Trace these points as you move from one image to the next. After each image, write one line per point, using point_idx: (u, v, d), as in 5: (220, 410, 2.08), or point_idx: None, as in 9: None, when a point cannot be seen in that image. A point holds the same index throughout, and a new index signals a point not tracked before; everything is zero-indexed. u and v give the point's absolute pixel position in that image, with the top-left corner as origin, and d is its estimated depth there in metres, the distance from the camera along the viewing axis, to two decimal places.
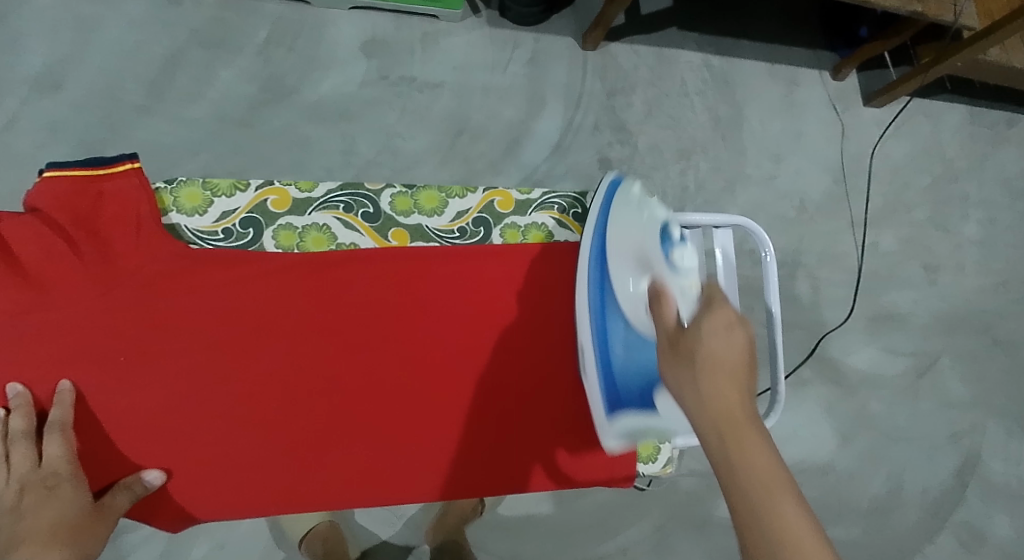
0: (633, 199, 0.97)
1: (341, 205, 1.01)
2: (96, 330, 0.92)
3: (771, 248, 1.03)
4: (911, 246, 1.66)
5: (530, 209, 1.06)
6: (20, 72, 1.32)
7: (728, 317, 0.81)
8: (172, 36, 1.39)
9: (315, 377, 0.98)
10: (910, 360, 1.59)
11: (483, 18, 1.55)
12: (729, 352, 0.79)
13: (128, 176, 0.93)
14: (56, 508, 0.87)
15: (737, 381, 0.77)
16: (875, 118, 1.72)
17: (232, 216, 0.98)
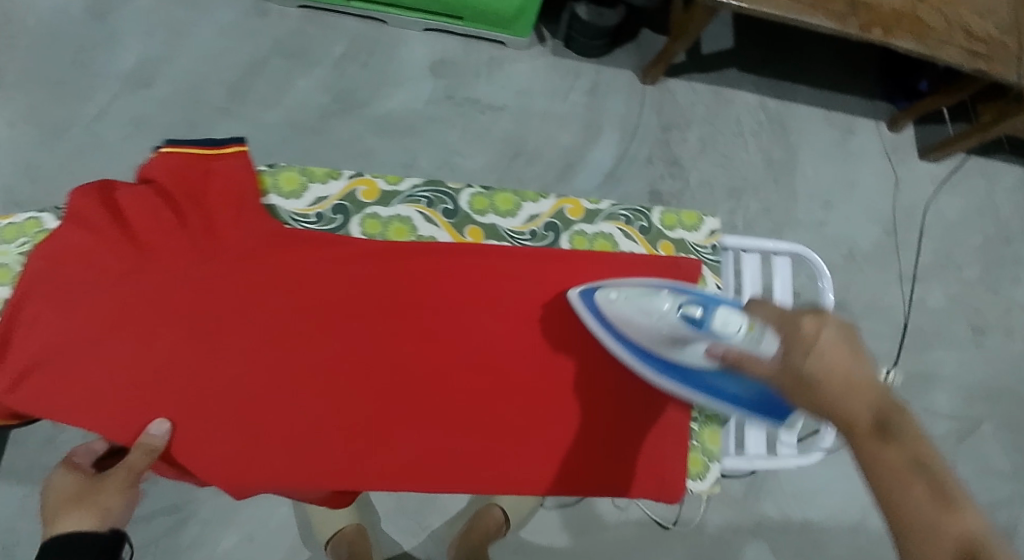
0: (622, 300, 0.93)
1: (424, 200, 0.99)
2: (190, 296, 0.91)
3: (829, 277, 1.02)
4: (958, 304, 1.66)
5: (599, 218, 1.02)
6: (113, 68, 1.39)
7: (815, 321, 0.75)
8: (256, 45, 1.46)
9: (401, 363, 0.95)
10: (951, 423, 1.58)
11: (549, 47, 1.60)
12: (838, 354, 0.73)
13: (235, 157, 0.93)
14: (70, 500, 0.89)
15: (862, 389, 0.70)
16: (930, 173, 1.72)
17: (324, 202, 0.97)
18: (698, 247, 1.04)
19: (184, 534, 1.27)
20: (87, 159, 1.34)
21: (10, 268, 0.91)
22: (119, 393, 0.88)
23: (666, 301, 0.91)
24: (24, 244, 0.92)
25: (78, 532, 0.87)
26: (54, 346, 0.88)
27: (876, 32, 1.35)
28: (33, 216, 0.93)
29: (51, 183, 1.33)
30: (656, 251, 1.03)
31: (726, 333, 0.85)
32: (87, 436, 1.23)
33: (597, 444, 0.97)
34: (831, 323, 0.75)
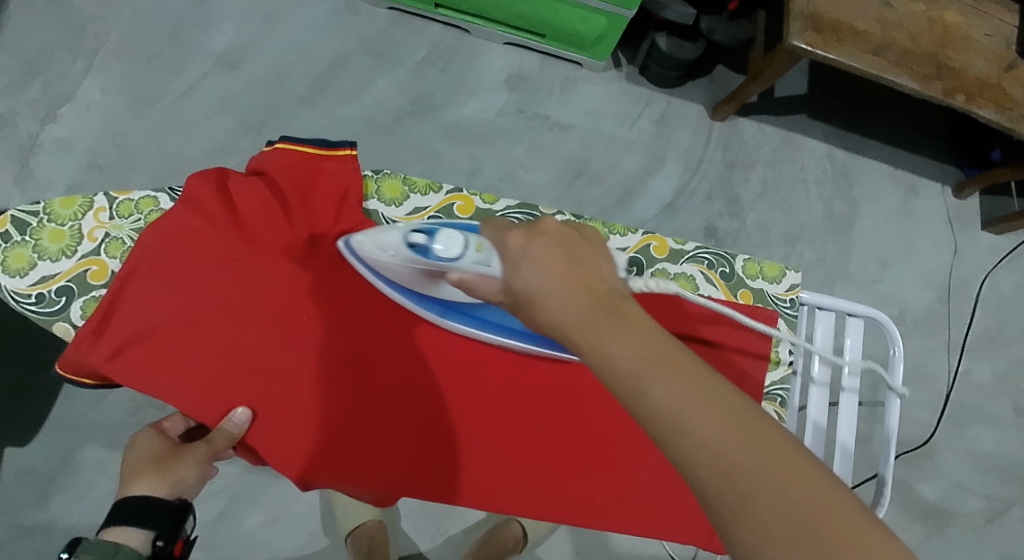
0: (365, 242, 0.88)
1: (516, 222, 1.00)
2: (285, 288, 0.91)
3: (901, 347, 1.00)
4: (1004, 382, 1.63)
5: (682, 258, 1.01)
6: (204, 47, 1.43)
7: (520, 234, 0.72)
8: (343, 40, 1.49)
9: (476, 377, 0.95)
10: (982, 502, 1.55)
11: (623, 73, 1.61)
12: (547, 263, 0.70)
13: (344, 161, 0.95)
14: (150, 465, 0.90)
15: (593, 303, 0.67)
16: (990, 245, 1.70)
17: (422, 213, 0.99)
18: (776, 300, 1.01)
19: (211, 507, 1.29)
20: (168, 132, 1.38)
21: (124, 242, 0.94)
22: (211, 377, 0.88)
23: (394, 234, 0.85)
24: (138, 220, 0.94)
25: (147, 497, 0.87)
26: (153, 324, 0.88)
27: (958, 98, 1.33)
28: (150, 195, 0.96)
29: (133, 151, 1.36)
30: (735, 299, 1.01)
31: (450, 259, 0.80)
32: (134, 399, 1.26)
33: (670, 488, 0.95)
34: (544, 229, 0.73)
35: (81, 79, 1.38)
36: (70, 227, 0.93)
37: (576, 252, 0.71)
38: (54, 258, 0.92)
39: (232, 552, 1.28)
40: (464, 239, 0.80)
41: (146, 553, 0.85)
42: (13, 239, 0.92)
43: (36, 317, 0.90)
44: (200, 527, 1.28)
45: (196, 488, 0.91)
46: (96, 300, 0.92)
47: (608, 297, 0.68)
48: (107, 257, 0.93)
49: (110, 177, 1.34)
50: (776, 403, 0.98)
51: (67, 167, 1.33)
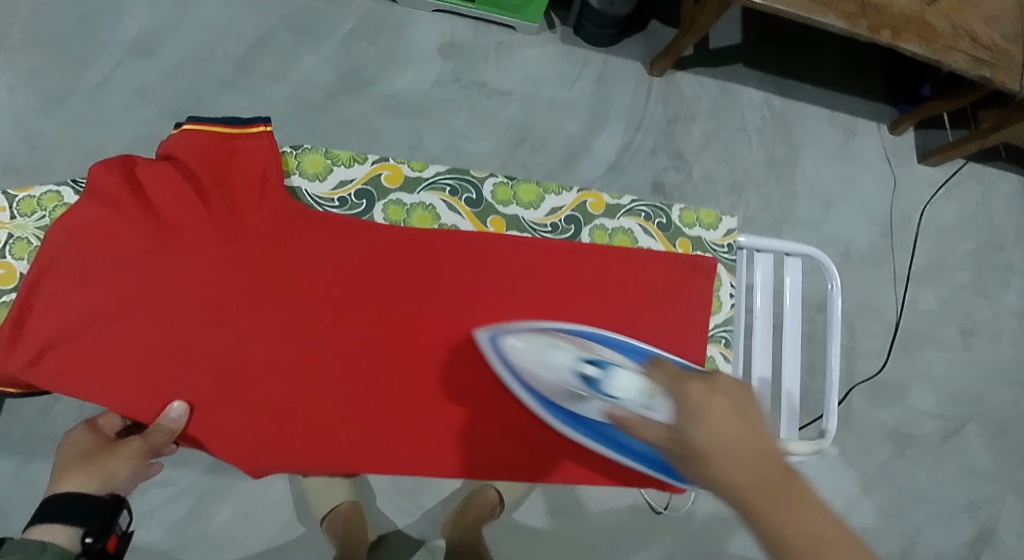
0: (522, 349, 0.89)
1: (447, 187, 0.99)
2: (210, 275, 0.90)
3: (838, 281, 1.02)
4: (949, 307, 1.67)
5: (618, 213, 1.01)
6: (116, 35, 1.38)
7: (702, 386, 0.77)
8: (263, 18, 1.44)
9: (416, 348, 0.94)
10: (938, 423, 1.60)
11: (558, 34, 1.60)
12: (733, 427, 0.74)
13: (260, 138, 0.92)
14: (84, 464, 0.89)
15: (754, 465, 0.71)
16: (928, 177, 1.73)
17: (349, 186, 0.97)
18: (714, 246, 1.02)
19: (178, 507, 1.27)
20: (87, 128, 1.33)
21: (29, 242, 0.91)
22: (142, 373, 0.87)
23: (563, 354, 0.87)
24: (43, 218, 0.91)
25: (79, 492, 0.86)
26: (74, 322, 0.87)
27: (884, 34, 1.35)
28: (52, 190, 0.92)
29: (52, 150, 1.31)
30: (673, 249, 1.01)
31: (619, 398, 0.82)
32: (82, 406, 1.23)
33: None
34: (723, 386, 0.77)
35: None
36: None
37: (750, 415, 0.75)
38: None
39: (204, 550, 1.26)
40: (638, 382, 0.82)
41: (75, 551, 0.84)
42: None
43: None
44: (168, 528, 1.26)
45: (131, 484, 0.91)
46: (7, 305, 0.89)
47: (780, 469, 0.71)
48: (13, 259, 0.90)
49: (31, 178, 1.30)
50: (722, 344, 0.99)
51: None
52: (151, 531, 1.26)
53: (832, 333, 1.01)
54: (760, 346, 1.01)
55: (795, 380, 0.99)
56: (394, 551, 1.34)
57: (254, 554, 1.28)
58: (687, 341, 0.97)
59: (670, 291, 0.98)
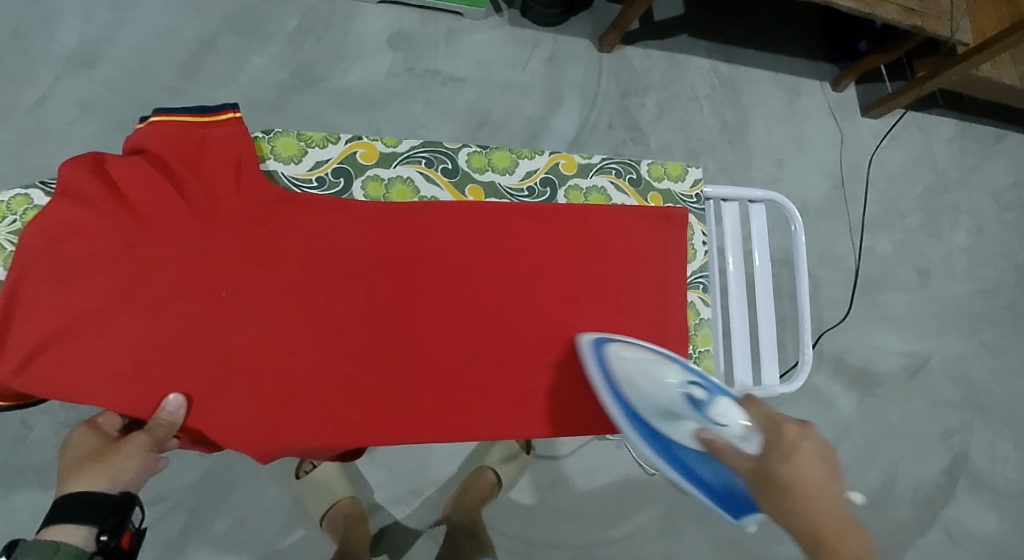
0: (629, 358, 0.93)
1: (423, 159, 0.99)
2: (191, 265, 0.90)
3: (801, 221, 1.05)
4: (904, 251, 1.74)
5: (591, 172, 1.03)
6: (56, 50, 1.36)
7: (798, 427, 0.83)
8: (206, 22, 1.44)
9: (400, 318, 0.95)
10: (904, 360, 1.67)
11: (505, 17, 1.62)
12: (822, 474, 0.79)
13: (230, 124, 0.91)
14: (87, 463, 0.89)
15: (834, 503, 0.77)
16: (873, 128, 1.79)
17: (324, 166, 0.96)
18: (683, 197, 1.05)
19: (173, 523, 1.25)
20: (36, 146, 1.32)
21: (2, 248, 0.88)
22: (132, 368, 0.88)
23: (672, 375, 0.93)
24: (14, 222, 0.89)
25: (89, 492, 0.87)
26: (60, 324, 0.87)
27: None
28: (20, 192, 0.90)
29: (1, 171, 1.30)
30: (646, 202, 1.04)
31: (723, 425, 0.87)
32: (59, 431, 1.22)
33: None
34: (818, 437, 0.83)
35: None
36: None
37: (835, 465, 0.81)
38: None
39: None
40: (740, 418, 0.87)
41: (90, 550, 0.86)
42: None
43: None
44: (164, 545, 1.24)
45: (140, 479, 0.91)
46: None
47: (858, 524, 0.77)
48: None
49: None
50: (700, 290, 1.03)
51: None
52: (146, 551, 1.24)
53: (802, 274, 1.04)
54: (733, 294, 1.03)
55: (770, 320, 1.02)
56: (393, 543, 1.36)
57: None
58: (662, 291, 1.00)
59: (645, 244, 1.00)
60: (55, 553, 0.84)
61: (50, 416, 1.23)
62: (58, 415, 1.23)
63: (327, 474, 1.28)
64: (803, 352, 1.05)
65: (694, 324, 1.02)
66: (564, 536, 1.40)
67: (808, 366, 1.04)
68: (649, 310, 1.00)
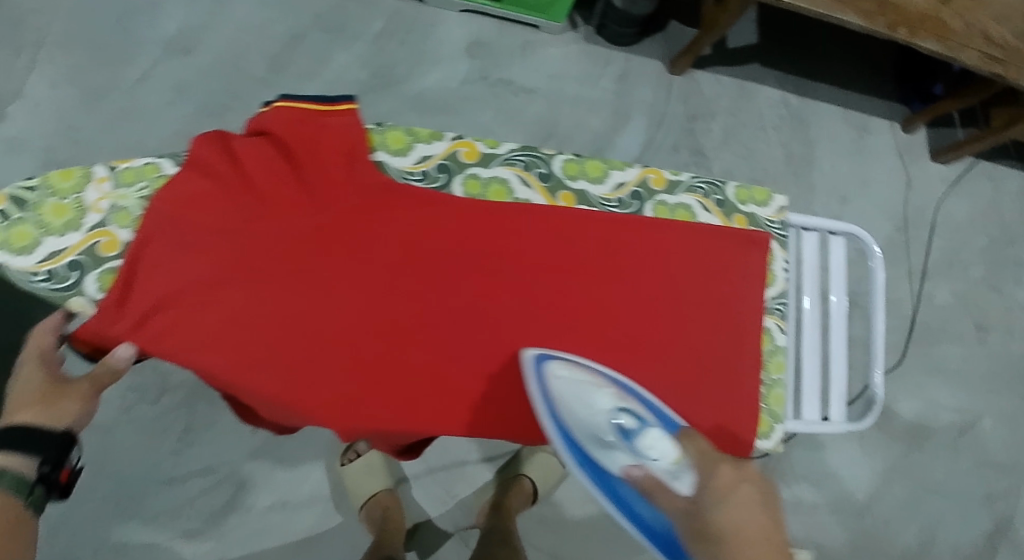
0: (565, 379, 0.93)
1: (521, 163, 1.00)
2: (298, 247, 0.92)
3: (879, 258, 1.05)
4: (963, 303, 1.71)
5: (678, 189, 1.02)
6: (155, 33, 1.40)
7: (733, 468, 0.88)
8: (296, 17, 1.47)
9: (491, 316, 0.97)
10: (954, 416, 1.63)
11: (581, 33, 1.63)
12: (756, 516, 0.84)
13: (346, 115, 0.93)
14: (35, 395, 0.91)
15: (766, 548, 0.82)
16: (941, 174, 1.77)
17: (429, 161, 0.97)
18: (768, 222, 1.05)
19: (218, 497, 1.28)
20: (127, 124, 1.36)
21: (130, 212, 0.91)
22: (238, 339, 0.91)
23: (606, 398, 0.94)
24: (144, 188, 0.92)
25: (31, 425, 0.89)
26: (172, 289, 0.90)
27: (901, 32, 1.38)
28: (152, 161, 0.93)
29: (94, 146, 1.34)
30: (730, 224, 1.04)
31: (653, 458, 0.91)
32: (124, 397, 1.26)
33: (690, 406, 0.99)
34: (749, 474, 0.88)
35: (29, 76, 1.34)
36: (72, 200, 0.91)
37: (766, 503, 0.86)
38: (60, 233, 0.90)
39: (246, 538, 1.28)
40: (671, 447, 0.91)
41: (32, 479, 0.87)
42: (13, 217, 0.89)
43: (50, 295, 0.89)
44: (208, 518, 1.27)
45: (81, 423, 0.93)
46: (111, 272, 0.90)
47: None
48: (115, 228, 0.91)
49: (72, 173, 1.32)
50: (777, 316, 1.04)
51: (25, 167, 1.31)
52: (191, 521, 1.26)
53: (878, 310, 1.04)
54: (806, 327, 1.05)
55: (840, 354, 1.03)
56: (425, 541, 1.37)
57: (293, 540, 1.29)
58: (743, 313, 1.02)
59: (729, 264, 1.02)
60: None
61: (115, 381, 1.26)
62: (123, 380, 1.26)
63: (369, 463, 1.29)
64: (875, 391, 1.05)
65: (768, 350, 1.03)
66: (596, 553, 1.40)
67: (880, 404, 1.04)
68: (732, 330, 1.01)
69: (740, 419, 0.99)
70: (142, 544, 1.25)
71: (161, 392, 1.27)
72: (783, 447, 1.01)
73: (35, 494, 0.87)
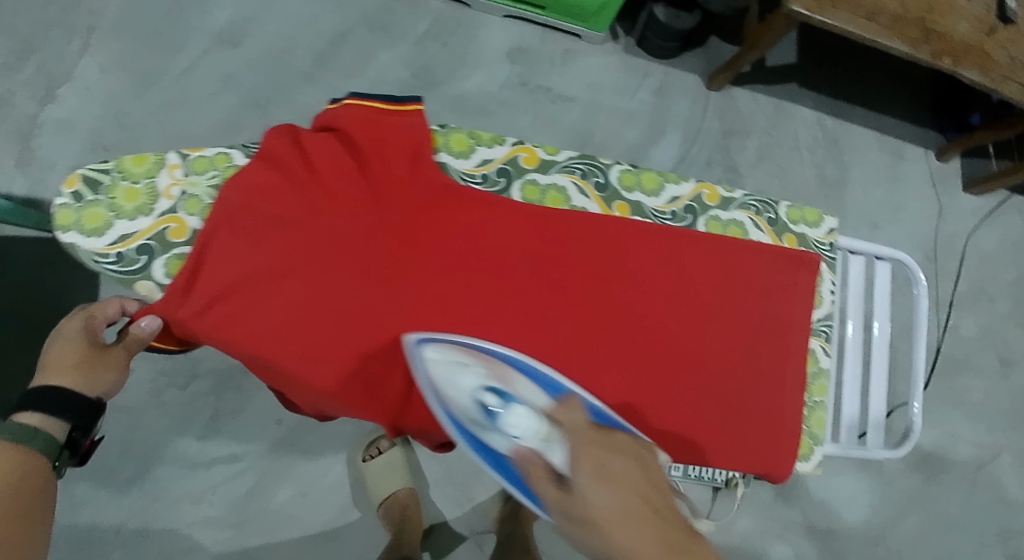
0: (439, 364, 0.89)
1: (578, 171, 1.00)
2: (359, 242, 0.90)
3: (923, 285, 1.06)
4: (989, 336, 1.70)
5: (732, 205, 1.03)
6: (206, 24, 1.42)
7: (602, 448, 0.83)
8: (343, 15, 1.49)
9: (549, 323, 0.95)
10: (973, 450, 1.62)
11: (621, 44, 1.64)
12: (632, 488, 0.80)
13: (412, 115, 0.93)
14: (71, 356, 0.92)
15: (646, 527, 0.77)
16: (973, 205, 1.76)
17: (489, 165, 0.98)
18: (817, 244, 1.06)
19: (240, 485, 1.29)
20: (172, 111, 1.38)
21: (201, 199, 0.92)
22: (297, 333, 0.90)
23: (473, 377, 0.88)
24: (214, 177, 0.93)
25: (68, 390, 0.89)
26: (235, 280, 0.89)
27: (946, 62, 1.37)
28: (224, 150, 0.94)
29: (140, 132, 1.36)
30: (781, 243, 1.04)
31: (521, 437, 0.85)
32: (155, 380, 1.28)
33: (738, 423, 0.99)
34: (619, 443, 0.84)
35: (80, 58, 1.36)
36: (145, 185, 0.92)
37: (642, 479, 0.81)
38: (131, 216, 0.91)
39: (265, 527, 1.28)
40: (537, 423, 0.85)
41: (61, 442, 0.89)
42: (86, 199, 0.90)
43: (117, 277, 0.90)
44: (229, 505, 1.28)
45: (111, 392, 0.94)
46: (179, 258, 0.90)
47: (681, 528, 0.79)
48: (185, 214, 0.91)
49: (116, 157, 1.34)
50: (822, 338, 1.04)
51: (71, 148, 1.33)
52: (212, 507, 1.27)
53: (920, 337, 1.05)
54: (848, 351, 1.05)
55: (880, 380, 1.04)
56: (438, 543, 1.37)
57: (311, 534, 1.30)
58: (793, 333, 1.02)
59: (781, 283, 1.02)
60: (31, 437, 0.87)
61: (146, 363, 1.27)
62: (155, 363, 1.28)
63: (391, 461, 1.31)
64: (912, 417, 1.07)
65: (812, 372, 1.04)
66: None
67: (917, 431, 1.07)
68: (781, 349, 1.01)
69: (785, 439, 1.00)
70: (162, 528, 1.26)
71: (191, 378, 1.29)
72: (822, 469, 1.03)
73: (63, 458, 0.89)
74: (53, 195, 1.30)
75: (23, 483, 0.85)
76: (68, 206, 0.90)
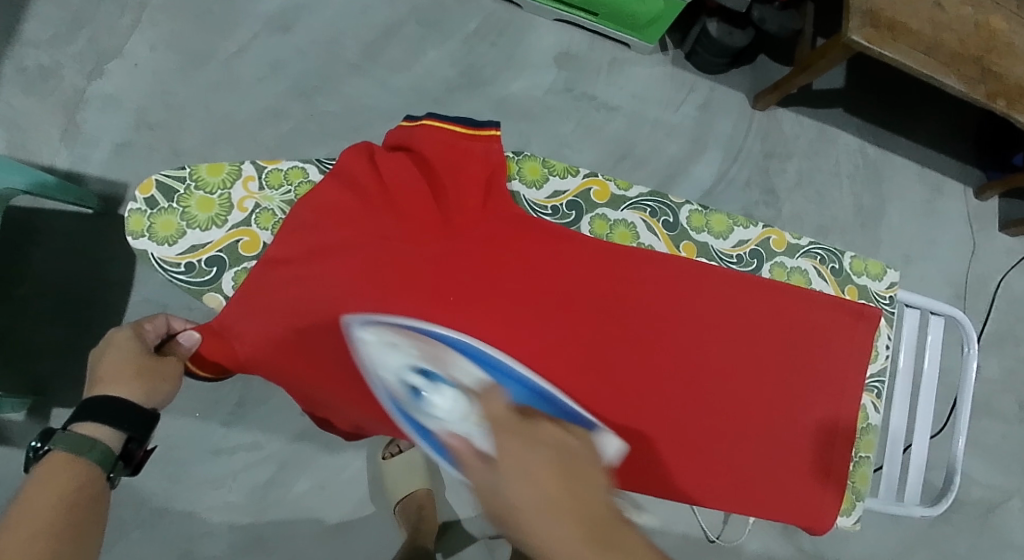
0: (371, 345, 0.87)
1: (648, 208, 1.02)
2: (425, 265, 0.89)
3: (976, 346, 1.07)
4: (1012, 379, 1.68)
5: (797, 253, 1.04)
6: (259, 8, 1.41)
7: (516, 434, 0.74)
8: (395, 8, 1.48)
9: (606, 360, 0.94)
10: (986, 492, 1.61)
11: (669, 57, 1.62)
12: (542, 471, 0.71)
13: (489, 142, 0.92)
14: (125, 367, 0.85)
15: (557, 517, 0.69)
16: (1006, 246, 1.74)
17: (561, 197, 1.00)
18: (878, 297, 1.06)
19: (260, 472, 1.29)
20: (218, 93, 1.37)
21: (275, 214, 0.94)
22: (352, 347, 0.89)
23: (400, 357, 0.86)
24: (288, 193, 0.95)
25: (127, 401, 0.84)
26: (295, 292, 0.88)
27: (1000, 103, 1.36)
28: (298, 165, 0.96)
29: (185, 112, 1.35)
30: (842, 294, 1.05)
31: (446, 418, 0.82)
32: None
33: (781, 474, 0.99)
34: (541, 428, 0.75)
35: (131, 34, 1.35)
36: (219, 196, 0.93)
37: (564, 460, 0.72)
38: (204, 227, 0.92)
39: (282, 516, 1.29)
40: (465, 407, 0.81)
41: (119, 452, 0.83)
42: (161, 206, 0.92)
43: (187, 287, 0.91)
44: (248, 491, 1.28)
45: (166, 402, 0.89)
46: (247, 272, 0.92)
47: (603, 517, 0.69)
48: (258, 228, 0.93)
49: (159, 136, 1.34)
50: (873, 394, 1.05)
51: (115, 123, 1.32)
52: (231, 492, 1.28)
53: (965, 397, 1.06)
54: (896, 409, 1.05)
55: (924, 439, 1.04)
56: (448, 543, 1.35)
57: (324, 526, 1.30)
58: (848, 388, 1.01)
59: (838, 338, 1.01)
60: (89, 448, 0.81)
61: None
62: None
63: (409, 462, 1.30)
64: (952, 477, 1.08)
65: (862, 427, 1.04)
66: None
67: (955, 488, 1.08)
68: (829, 402, 1.00)
69: (827, 491, 0.99)
70: (178, 511, 1.26)
71: None
72: (859, 526, 1.04)
73: (118, 469, 0.83)
74: (94, 170, 1.30)
75: (81, 497, 0.78)
76: (141, 213, 0.91)
